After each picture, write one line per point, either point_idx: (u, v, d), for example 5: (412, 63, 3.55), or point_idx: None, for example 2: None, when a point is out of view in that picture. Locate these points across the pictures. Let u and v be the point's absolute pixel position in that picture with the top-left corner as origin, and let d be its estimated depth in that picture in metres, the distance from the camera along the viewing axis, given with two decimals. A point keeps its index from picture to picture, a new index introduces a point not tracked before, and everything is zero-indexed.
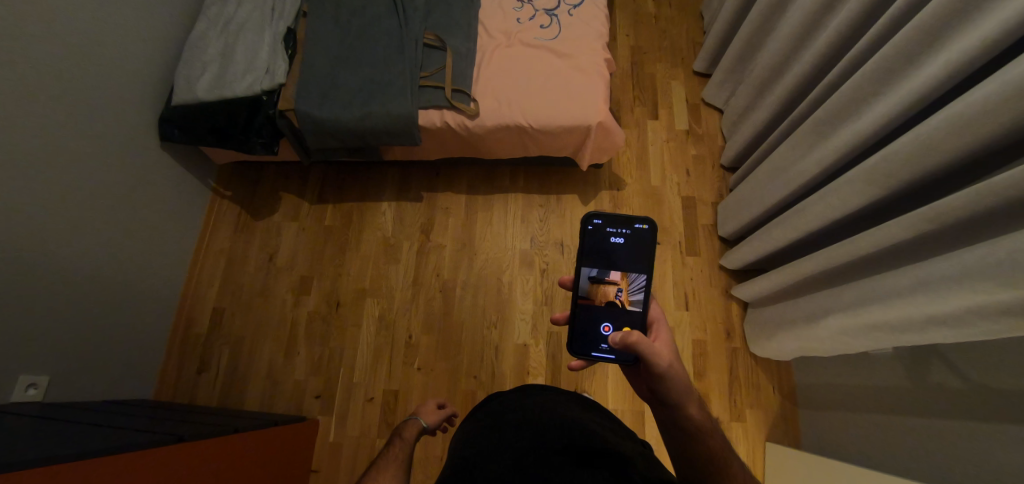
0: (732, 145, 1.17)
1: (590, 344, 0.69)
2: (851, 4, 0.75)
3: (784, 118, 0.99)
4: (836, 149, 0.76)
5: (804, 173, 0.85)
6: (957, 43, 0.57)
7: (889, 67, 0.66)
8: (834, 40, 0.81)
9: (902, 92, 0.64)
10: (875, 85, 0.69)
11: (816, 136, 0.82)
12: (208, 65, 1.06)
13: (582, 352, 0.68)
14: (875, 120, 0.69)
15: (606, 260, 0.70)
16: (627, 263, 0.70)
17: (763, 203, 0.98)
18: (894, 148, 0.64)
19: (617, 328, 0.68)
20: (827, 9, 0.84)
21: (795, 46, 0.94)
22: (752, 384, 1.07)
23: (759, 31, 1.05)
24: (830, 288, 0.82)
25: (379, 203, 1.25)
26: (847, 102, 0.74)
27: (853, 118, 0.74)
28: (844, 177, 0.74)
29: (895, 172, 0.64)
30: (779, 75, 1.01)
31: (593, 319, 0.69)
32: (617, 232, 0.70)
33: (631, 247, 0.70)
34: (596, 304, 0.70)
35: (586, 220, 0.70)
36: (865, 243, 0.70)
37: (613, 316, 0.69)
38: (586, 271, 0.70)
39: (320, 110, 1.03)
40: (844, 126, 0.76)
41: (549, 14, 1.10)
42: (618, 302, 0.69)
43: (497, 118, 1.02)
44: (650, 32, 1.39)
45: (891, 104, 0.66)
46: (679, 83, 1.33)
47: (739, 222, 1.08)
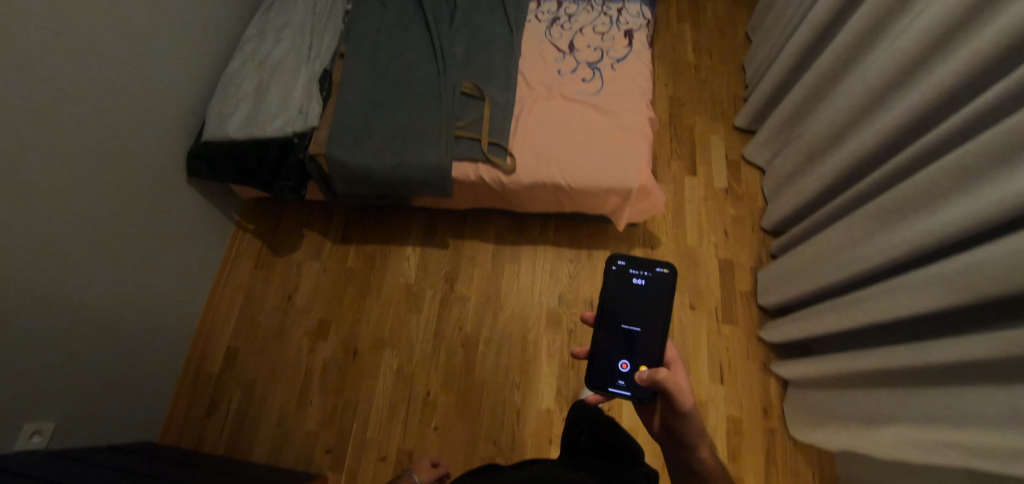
0: (777, 209, 1.12)
1: (608, 378, 0.67)
2: (932, 90, 0.70)
3: (842, 192, 0.93)
4: (907, 244, 0.71)
5: (864, 260, 0.80)
6: None
7: (972, 165, 0.61)
8: (907, 121, 0.76)
9: (988, 190, 0.59)
10: (956, 182, 0.64)
11: (886, 222, 0.77)
12: (241, 102, 1.07)
13: (600, 386, 0.66)
14: (955, 221, 0.63)
15: (630, 300, 0.69)
16: (649, 306, 0.68)
17: (813, 281, 0.93)
18: (986, 253, 0.58)
19: (634, 366, 0.67)
20: (903, 84, 0.79)
21: (856, 119, 0.89)
22: (792, 470, 0.99)
23: (818, 93, 1.00)
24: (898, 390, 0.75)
25: (404, 248, 1.21)
26: (926, 191, 0.69)
27: (928, 211, 0.69)
28: (922, 278, 0.68)
29: (982, 285, 0.59)
30: (831, 145, 0.96)
31: (612, 355, 0.68)
32: (638, 272, 0.69)
33: (651, 289, 0.68)
34: (614, 342, 0.68)
35: (610, 260, 0.69)
36: (941, 353, 0.64)
37: (630, 353, 0.67)
38: (606, 309, 0.68)
39: (352, 157, 1.00)
40: (916, 218, 0.71)
41: (592, 67, 1.07)
42: (637, 342, 0.68)
43: (534, 176, 0.98)
44: (689, 82, 1.35)
45: (976, 204, 0.61)
46: (718, 137, 1.28)
47: (781, 294, 1.02)
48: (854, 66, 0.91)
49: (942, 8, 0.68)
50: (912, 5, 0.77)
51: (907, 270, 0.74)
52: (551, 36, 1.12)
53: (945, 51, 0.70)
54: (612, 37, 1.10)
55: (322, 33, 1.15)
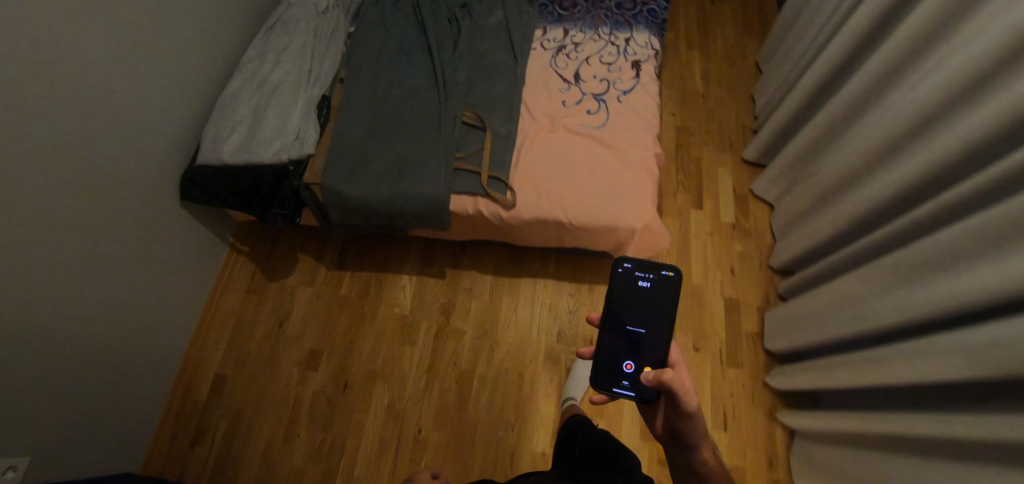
0: (787, 249, 1.08)
1: (613, 379, 0.70)
2: (956, 145, 0.67)
3: (855, 240, 0.89)
4: (925, 307, 0.67)
5: (878, 317, 0.76)
6: None
7: (1002, 230, 0.57)
8: (929, 173, 0.72)
9: (1013, 258, 0.56)
10: (983, 246, 0.60)
11: (904, 279, 0.73)
12: (238, 125, 1.04)
13: (605, 386, 0.69)
14: (977, 288, 0.59)
15: (635, 304, 0.71)
16: (654, 311, 0.70)
17: (824, 331, 0.88)
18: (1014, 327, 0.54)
19: (639, 367, 0.69)
20: (925, 133, 0.75)
21: (873, 164, 0.85)
22: None
23: (833, 133, 0.97)
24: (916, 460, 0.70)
25: (400, 276, 1.18)
26: (949, 251, 0.65)
27: (949, 273, 0.65)
28: (943, 347, 0.63)
29: (1007, 364, 0.54)
30: (843, 190, 0.93)
31: (616, 357, 0.70)
32: (644, 277, 0.72)
33: (657, 292, 0.71)
34: (619, 344, 0.70)
35: (616, 265, 0.72)
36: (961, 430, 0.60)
37: (635, 356, 0.70)
38: (613, 312, 0.71)
39: (347, 187, 0.97)
40: (936, 279, 0.67)
41: (597, 99, 1.04)
42: (641, 343, 0.70)
43: (534, 212, 0.95)
44: (698, 112, 1.32)
45: (1001, 274, 0.57)
46: (726, 170, 1.25)
47: (789, 340, 0.98)
48: (869, 110, 0.88)
49: (967, 61, 0.66)
50: (935, 54, 0.74)
51: (924, 334, 0.70)
52: (556, 65, 1.09)
53: (968, 105, 0.67)
54: (619, 68, 1.07)
55: (323, 57, 1.13)
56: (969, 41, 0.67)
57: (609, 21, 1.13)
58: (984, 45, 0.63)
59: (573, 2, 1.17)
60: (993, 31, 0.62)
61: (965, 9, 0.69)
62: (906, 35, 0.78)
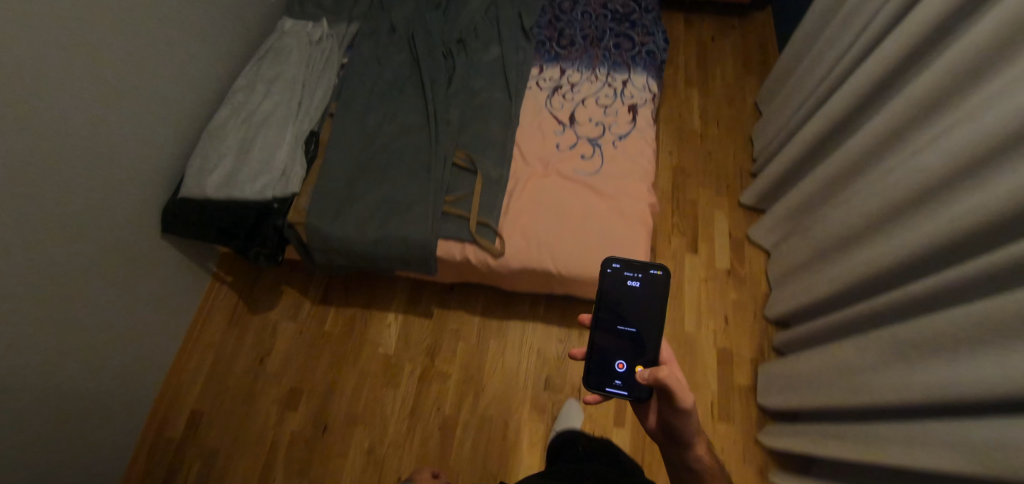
0: (783, 300, 1.05)
1: (605, 378, 0.66)
2: (960, 221, 0.64)
3: (852, 303, 0.87)
4: (924, 390, 0.65)
5: (874, 391, 0.73)
6: None
7: (1007, 322, 0.55)
8: (929, 246, 0.70)
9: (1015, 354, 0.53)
10: (985, 335, 0.58)
11: (902, 355, 0.71)
12: (223, 157, 1.01)
13: (597, 385, 0.65)
14: (980, 379, 0.57)
15: (625, 303, 0.67)
16: (645, 308, 0.67)
17: (819, 395, 0.86)
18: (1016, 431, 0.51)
19: (631, 366, 0.65)
20: (926, 202, 0.73)
21: (873, 226, 0.83)
22: None
23: (832, 187, 0.95)
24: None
25: (385, 314, 1.15)
26: (949, 335, 0.63)
27: (951, 356, 0.62)
28: (945, 437, 0.61)
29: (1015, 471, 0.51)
30: (840, 249, 0.91)
31: (609, 356, 0.66)
32: (632, 276, 0.68)
33: (648, 291, 0.67)
34: (610, 341, 0.67)
35: (605, 263, 0.68)
36: None
37: (627, 355, 0.66)
38: (603, 309, 0.67)
39: (332, 228, 0.95)
40: (937, 360, 0.64)
41: (592, 143, 1.02)
42: (635, 341, 0.66)
43: (523, 261, 0.92)
44: (694, 152, 1.30)
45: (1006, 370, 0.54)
46: (722, 214, 1.23)
47: (784, 399, 0.95)
48: (869, 170, 0.87)
49: (969, 137, 0.64)
50: (937, 123, 0.73)
51: (924, 416, 0.67)
52: (551, 106, 1.07)
53: (969, 181, 0.65)
54: (615, 111, 1.05)
55: (314, 90, 1.11)
56: (971, 116, 0.65)
57: (606, 62, 1.12)
58: (986, 124, 0.61)
59: (571, 41, 1.15)
60: (996, 111, 0.60)
61: (968, 82, 0.67)
62: (909, 101, 0.76)
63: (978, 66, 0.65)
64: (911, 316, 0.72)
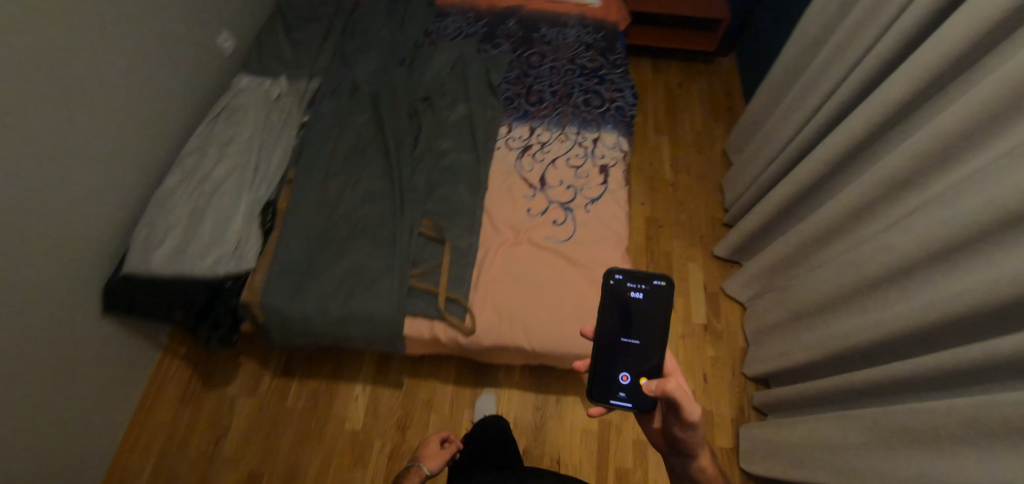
0: (761, 359, 1.04)
1: (609, 391, 0.65)
2: (937, 308, 0.64)
3: (836, 372, 0.85)
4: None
5: (859, 477, 0.72)
6: None
7: (996, 425, 0.53)
8: (906, 326, 0.69)
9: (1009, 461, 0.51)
10: (971, 434, 0.56)
11: (891, 441, 0.68)
12: (173, 230, 0.93)
13: (602, 400, 0.65)
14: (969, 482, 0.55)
15: (627, 318, 0.65)
16: (650, 321, 0.64)
17: (804, 470, 0.83)
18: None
19: (634, 378, 0.64)
20: (900, 279, 0.72)
21: (848, 295, 0.82)
22: None
23: (807, 250, 0.95)
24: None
25: (353, 386, 1.09)
26: (942, 429, 0.60)
27: (935, 451, 0.61)
28: None
29: None
30: (823, 313, 0.88)
31: (611, 367, 0.65)
32: (636, 288, 0.66)
33: (652, 304, 0.65)
34: (612, 354, 0.65)
35: (606, 276, 0.65)
36: None
37: (631, 366, 0.64)
38: (606, 322, 0.65)
39: (291, 307, 0.89)
40: (923, 452, 0.63)
41: (564, 207, 1.00)
42: (638, 355, 0.64)
43: (496, 338, 0.88)
44: (666, 201, 1.29)
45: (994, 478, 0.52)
46: (696, 266, 1.22)
47: (769, 468, 0.93)
48: (850, 235, 0.85)
49: (956, 219, 0.62)
50: (917, 197, 0.71)
51: None
52: (520, 168, 1.05)
53: (953, 263, 0.63)
54: (586, 173, 1.04)
55: (272, 153, 1.06)
56: (945, 197, 0.64)
57: (575, 121, 1.11)
58: (973, 207, 0.59)
59: (539, 98, 1.15)
60: (982, 196, 0.58)
61: (941, 161, 0.67)
62: (891, 171, 0.74)
63: (961, 144, 0.63)
64: (901, 399, 0.70)
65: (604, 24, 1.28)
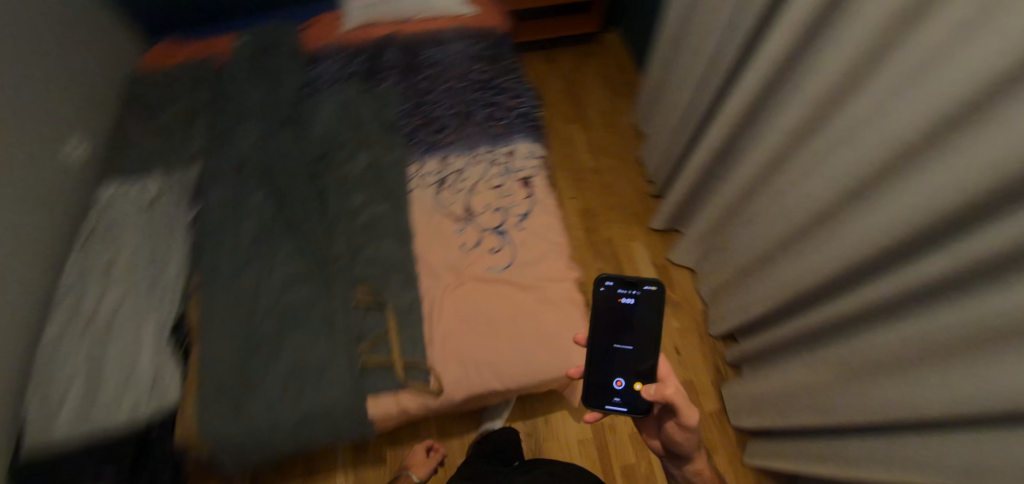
0: (722, 318, 1.07)
1: (603, 396, 0.62)
2: (863, 245, 0.66)
3: (835, 296, 0.77)
4: (883, 413, 0.66)
5: (836, 411, 0.76)
6: None
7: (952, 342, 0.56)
8: (842, 267, 0.72)
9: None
10: (932, 354, 0.60)
11: (931, 359, 0.60)
12: (69, 383, 0.80)
13: (596, 405, 0.62)
14: (932, 402, 0.58)
15: (618, 323, 0.64)
16: (641, 324, 0.63)
17: (791, 416, 0.86)
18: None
19: (629, 383, 0.61)
20: (825, 221, 0.75)
21: (783, 245, 0.85)
22: None
23: (738, 206, 0.97)
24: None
25: (333, 478, 1.01)
26: (980, 334, 0.52)
27: (905, 375, 0.64)
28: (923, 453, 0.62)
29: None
30: (807, 235, 0.79)
31: (605, 373, 0.63)
32: (628, 295, 0.65)
33: (645, 308, 0.64)
34: (606, 358, 0.63)
35: (596, 281, 0.66)
36: None
37: (626, 371, 0.62)
38: (597, 327, 0.64)
39: (236, 430, 0.78)
40: (894, 379, 0.66)
41: (497, 232, 0.96)
42: (630, 360, 0.62)
43: (468, 390, 0.84)
44: (594, 189, 1.29)
45: (952, 393, 0.55)
46: (640, 244, 1.23)
47: (758, 420, 0.96)
48: (811, 143, 0.76)
49: (935, 89, 0.52)
50: (862, 99, 0.65)
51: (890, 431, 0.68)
52: (442, 203, 1.00)
53: (939, 143, 0.54)
54: (509, 190, 1.01)
55: (164, 262, 0.94)
56: (851, 139, 0.67)
57: (484, 139, 1.08)
58: (908, 118, 0.57)
59: (442, 125, 1.10)
60: (914, 104, 0.56)
61: (837, 105, 0.69)
62: (844, 58, 0.65)
63: (917, 3, 0.54)
64: (922, 309, 0.62)
65: (485, 31, 1.25)
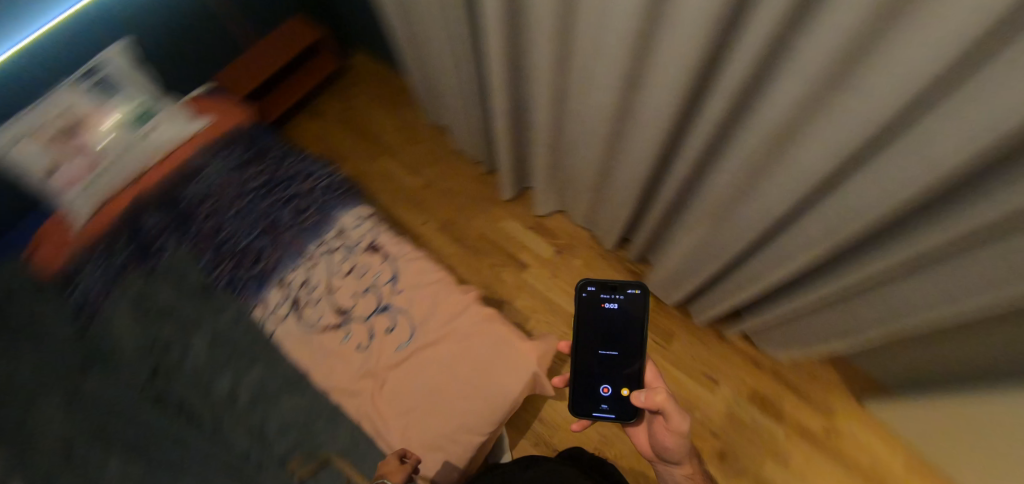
0: (607, 234, 1.12)
1: (590, 403, 0.74)
2: (663, 116, 0.73)
3: (681, 151, 0.82)
4: (757, 227, 0.76)
5: (728, 248, 0.85)
6: (824, 120, 0.55)
7: (768, 147, 0.65)
8: (660, 141, 0.78)
9: (853, 102, 0.50)
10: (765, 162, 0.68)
11: (771, 157, 0.66)
12: None
13: (584, 412, 0.73)
14: (784, 196, 0.67)
15: (601, 329, 0.74)
16: (620, 329, 0.73)
17: (704, 271, 0.95)
18: (915, 163, 0.49)
19: (615, 389, 0.73)
20: (625, 111, 0.81)
21: (610, 150, 0.91)
22: (808, 376, 1.08)
23: (556, 142, 1.01)
24: (843, 309, 0.80)
25: None
26: (790, 120, 0.59)
27: (753, 189, 0.73)
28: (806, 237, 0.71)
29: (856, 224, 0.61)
30: (622, 131, 0.85)
31: (593, 381, 0.74)
32: (611, 300, 0.74)
33: (625, 311, 0.74)
34: (594, 367, 0.74)
35: (581, 290, 0.75)
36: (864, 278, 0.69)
37: (612, 378, 0.73)
38: (585, 335, 0.74)
39: None
40: (748, 197, 0.75)
41: (382, 311, 0.92)
42: (615, 366, 0.73)
43: (455, 463, 0.83)
44: (439, 202, 1.26)
45: (794, 181, 0.64)
46: (508, 220, 1.23)
47: (683, 292, 1.05)
48: (577, 49, 0.77)
49: None
50: (586, 5, 0.68)
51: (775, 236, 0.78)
52: (310, 324, 0.91)
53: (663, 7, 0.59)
54: (365, 266, 0.96)
55: None
56: (598, 41, 0.71)
57: (307, 237, 0.98)
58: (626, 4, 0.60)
59: (256, 251, 0.97)
60: None
61: (572, 18, 0.73)
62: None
63: None
64: (746, 121, 0.68)
65: (232, 133, 1.08)
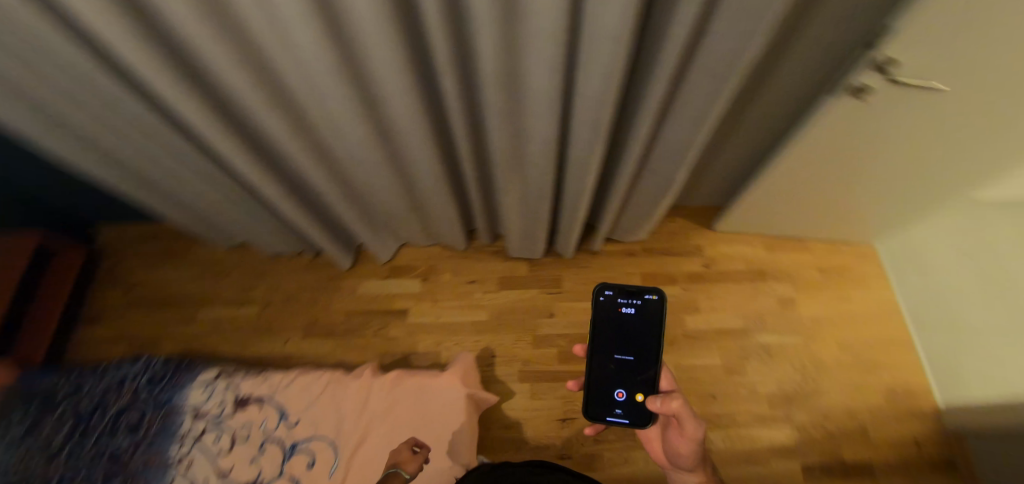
0: (452, 237, 1.14)
1: (604, 408, 0.72)
2: (415, 119, 0.76)
3: (452, 135, 0.86)
4: (546, 156, 0.83)
5: (540, 186, 0.92)
6: (526, 47, 0.63)
7: (507, 91, 0.71)
8: (429, 139, 0.82)
9: (532, 21, 0.58)
10: (513, 105, 0.74)
11: (513, 97, 0.73)
12: None
13: (598, 416, 0.71)
14: (545, 119, 0.74)
15: (615, 331, 0.73)
16: (633, 334, 0.73)
17: (541, 213, 1.01)
18: (605, 33, 0.58)
19: (629, 395, 0.71)
20: (385, 133, 0.82)
21: (398, 171, 0.92)
22: (668, 234, 1.24)
23: (350, 191, 0.98)
24: (643, 173, 0.93)
25: None
26: (505, 61, 0.65)
27: (521, 130, 0.80)
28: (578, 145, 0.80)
29: (601, 106, 0.70)
30: (394, 152, 0.87)
31: (608, 385, 0.72)
32: (628, 304, 0.73)
33: (641, 319, 0.72)
34: (608, 371, 0.73)
35: (599, 292, 0.74)
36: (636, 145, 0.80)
37: (627, 383, 0.72)
38: (601, 337, 0.73)
39: None
40: (523, 139, 0.82)
41: (291, 454, 0.84)
42: (630, 370, 0.72)
43: None
44: (287, 312, 1.16)
45: (542, 104, 0.71)
46: (363, 283, 1.19)
47: (540, 240, 1.11)
48: (305, 107, 0.76)
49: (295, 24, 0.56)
50: (282, 67, 0.67)
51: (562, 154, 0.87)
52: None
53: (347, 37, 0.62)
54: (246, 426, 0.87)
55: None
56: (315, 92, 0.71)
57: (162, 447, 0.86)
58: (312, 51, 0.61)
59: None
60: (300, 43, 0.60)
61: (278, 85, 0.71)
62: (220, 53, 0.61)
63: None
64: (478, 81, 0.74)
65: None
